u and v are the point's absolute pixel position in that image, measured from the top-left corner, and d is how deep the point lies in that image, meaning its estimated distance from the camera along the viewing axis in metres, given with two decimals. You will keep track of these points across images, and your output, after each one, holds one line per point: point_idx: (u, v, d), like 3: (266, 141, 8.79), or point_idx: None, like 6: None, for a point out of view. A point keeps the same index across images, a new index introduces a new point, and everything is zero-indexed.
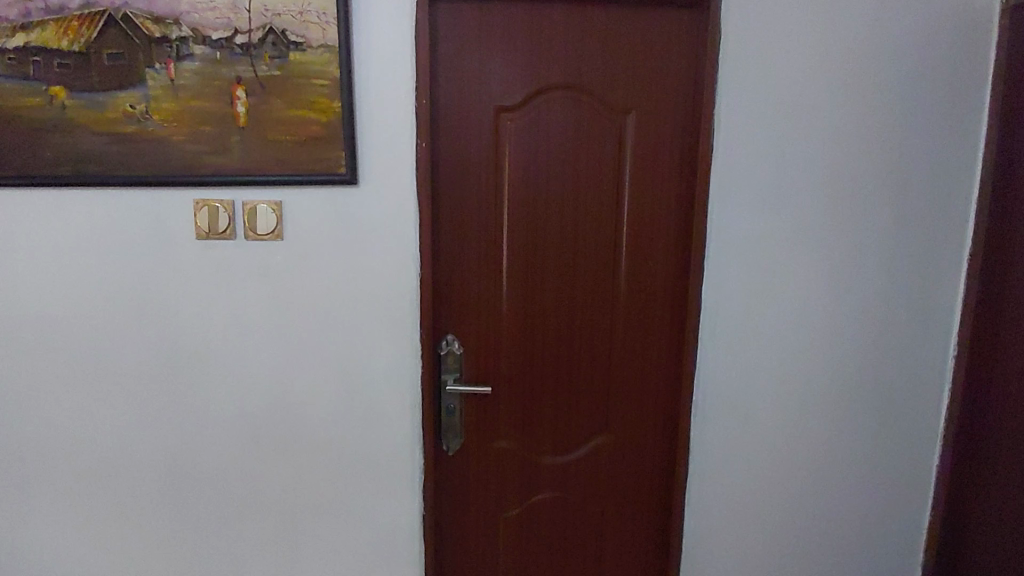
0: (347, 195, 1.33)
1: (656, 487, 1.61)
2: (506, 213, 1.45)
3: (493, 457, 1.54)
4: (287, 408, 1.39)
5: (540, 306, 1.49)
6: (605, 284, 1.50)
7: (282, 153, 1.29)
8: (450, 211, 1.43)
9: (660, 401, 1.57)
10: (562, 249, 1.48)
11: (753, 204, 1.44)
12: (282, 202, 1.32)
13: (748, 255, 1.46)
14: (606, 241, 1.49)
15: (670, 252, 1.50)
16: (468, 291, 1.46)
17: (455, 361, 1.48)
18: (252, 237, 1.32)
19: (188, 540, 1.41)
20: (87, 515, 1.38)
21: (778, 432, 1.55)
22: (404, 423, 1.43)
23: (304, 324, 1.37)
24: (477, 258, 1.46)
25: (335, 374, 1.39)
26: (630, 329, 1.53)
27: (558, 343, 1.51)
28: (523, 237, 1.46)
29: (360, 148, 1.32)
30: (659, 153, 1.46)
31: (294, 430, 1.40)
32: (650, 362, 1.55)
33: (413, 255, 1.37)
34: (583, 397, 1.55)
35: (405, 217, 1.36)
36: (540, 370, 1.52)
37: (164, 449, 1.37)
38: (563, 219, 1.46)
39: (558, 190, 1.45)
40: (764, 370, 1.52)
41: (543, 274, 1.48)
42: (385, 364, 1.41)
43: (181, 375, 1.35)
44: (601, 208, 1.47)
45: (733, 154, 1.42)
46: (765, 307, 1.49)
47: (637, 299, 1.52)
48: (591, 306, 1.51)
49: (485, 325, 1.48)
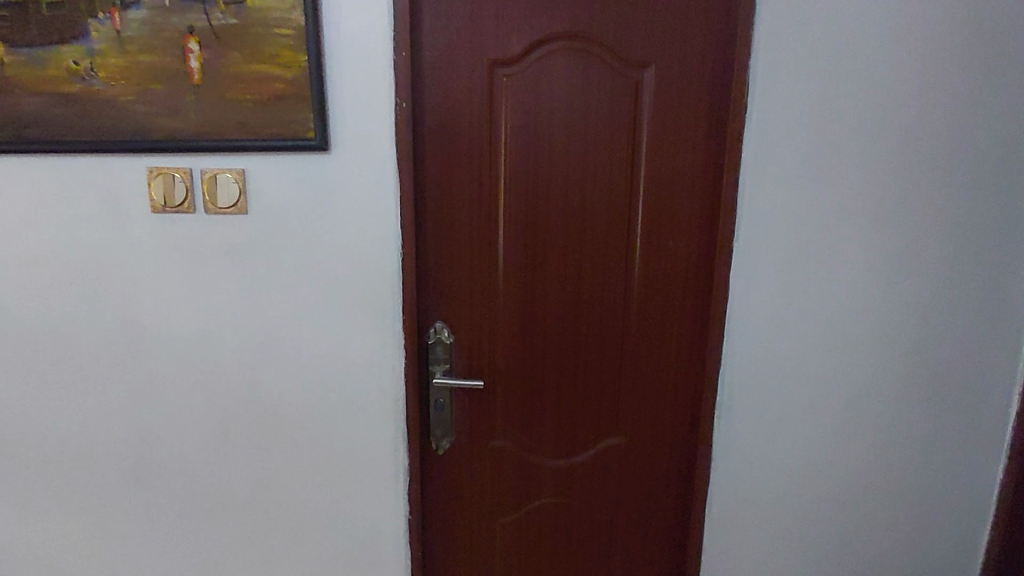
0: (318, 164, 1.17)
1: (671, 494, 1.43)
2: (502, 185, 1.27)
3: (487, 458, 1.38)
4: (256, 400, 1.26)
5: (541, 291, 1.32)
6: (615, 267, 1.32)
7: (243, 115, 1.14)
8: (438, 181, 1.26)
9: (678, 400, 1.38)
10: (566, 226, 1.29)
11: (793, 173, 1.22)
12: (245, 171, 1.17)
13: (785, 234, 1.25)
14: (616, 217, 1.29)
15: (693, 229, 1.30)
16: (460, 273, 1.30)
17: (445, 351, 1.32)
18: (212, 210, 1.18)
19: (155, 537, 1.31)
20: (48, 507, 1.29)
21: (813, 440, 1.35)
22: (385, 419, 1.28)
23: (274, 309, 1.22)
24: (468, 236, 1.28)
25: (309, 364, 1.25)
26: (644, 318, 1.34)
27: (561, 332, 1.34)
28: (520, 212, 1.28)
29: (332, 109, 1.16)
30: (681, 114, 1.25)
31: (264, 424, 1.27)
32: (666, 356, 1.36)
33: (394, 231, 1.21)
34: (589, 394, 1.37)
35: (384, 188, 1.19)
36: (540, 363, 1.35)
37: (125, 441, 1.26)
38: (567, 191, 1.28)
39: (561, 157, 1.26)
40: (800, 368, 1.31)
41: (544, 254, 1.30)
42: (364, 354, 1.25)
43: (141, 361, 1.23)
44: (610, 179, 1.28)
45: (769, 113, 1.20)
46: (803, 295, 1.28)
47: (652, 285, 1.33)
48: (599, 291, 1.32)
49: (478, 311, 1.32)
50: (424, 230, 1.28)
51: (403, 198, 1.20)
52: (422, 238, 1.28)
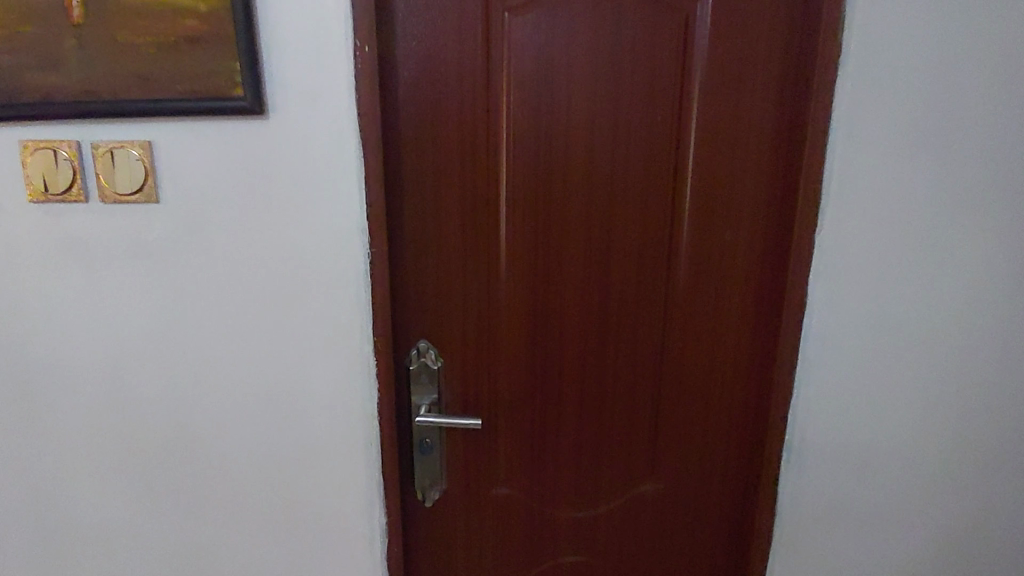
0: (251, 133, 0.86)
1: (721, 551, 1.13)
2: (503, 161, 0.95)
3: (487, 509, 1.09)
4: (184, 443, 0.97)
5: (557, 300, 1.00)
6: (654, 268, 0.99)
7: (143, 66, 0.82)
8: (418, 157, 0.94)
9: (734, 437, 1.07)
10: (590, 215, 0.97)
11: (900, 143, 0.89)
12: (152, 144, 0.86)
13: (886, 225, 0.92)
14: (656, 203, 0.97)
15: (759, 218, 0.97)
16: (450, 278, 0.99)
17: (431, 379, 1.01)
18: (110, 198, 0.87)
19: None
20: None
21: (909, 491, 1.04)
22: (354, 466, 0.99)
23: (202, 327, 0.93)
24: (460, 229, 0.97)
25: (252, 400, 0.96)
26: (692, 334, 1.02)
27: (583, 353, 1.03)
28: (527, 197, 0.96)
29: (267, 57, 0.84)
30: (748, 60, 0.92)
31: (197, 473, 0.98)
32: (720, 383, 1.04)
33: (358, 225, 0.90)
34: (619, 430, 1.06)
35: (343, 167, 0.88)
36: (555, 392, 1.04)
37: (24, 493, 0.99)
38: (590, 168, 0.95)
39: (582, 124, 0.94)
40: (897, 400, 0.99)
41: (561, 252, 0.98)
42: (324, 385, 0.96)
43: (35, 394, 0.95)
44: (650, 151, 0.95)
45: (873, 56, 0.86)
46: (907, 306, 0.95)
47: (703, 290, 1.00)
48: (633, 300, 1.00)
49: (474, 327, 1.01)
50: (399, 222, 0.96)
51: (368, 179, 0.88)
52: (397, 233, 0.96)
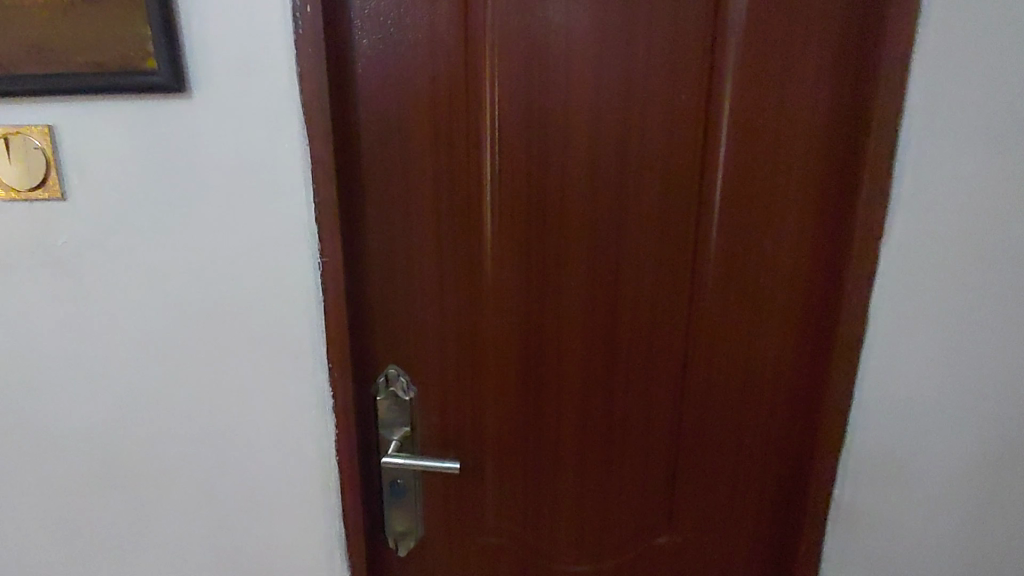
0: (172, 117, 0.70)
1: None
2: (488, 150, 0.76)
3: (471, 562, 0.92)
4: (112, 483, 0.83)
5: (554, 324, 0.82)
6: (675, 281, 0.80)
7: (34, 33, 0.66)
8: (383, 145, 0.77)
9: (769, 489, 0.88)
10: (594, 215, 0.78)
11: (1000, 129, 0.68)
12: (54, 129, 0.71)
13: (976, 236, 0.71)
14: (678, 201, 0.77)
15: (810, 222, 0.77)
16: (424, 291, 0.81)
17: (404, 411, 0.85)
18: (9, 195, 0.72)
19: None
20: None
21: (990, 565, 0.83)
22: (310, 512, 0.84)
23: (126, 349, 0.78)
24: (436, 233, 0.79)
25: (189, 435, 0.81)
26: (720, 366, 0.83)
27: (585, 383, 0.84)
28: (517, 193, 0.78)
29: (186, 21, 0.67)
30: (800, 23, 0.71)
31: (129, 516, 0.84)
32: (753, 425, 0.86)
33: (306, 231, 0.74)
34: (628, 477, 0.88)
35: (286, 160, 0.72)
36: (551, 429, 0.86)
37: None
38: (596, 158, 0.76)
39: (587, 104, 0.74)
40: (981, 455, 0.79)
41: (558, 258, 0.80)
42: (272, 418, 0.80)
43: None
44: (672, 137, 0.75)
45: (967, 14, 0.65)
46: (1000, 340, 0.74)
47: (734, 313, 0.81)
48: (647, 325, 0.82)
49: (454, 351, 0.84)
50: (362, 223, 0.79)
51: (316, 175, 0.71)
52: (360, 236, 0.80)
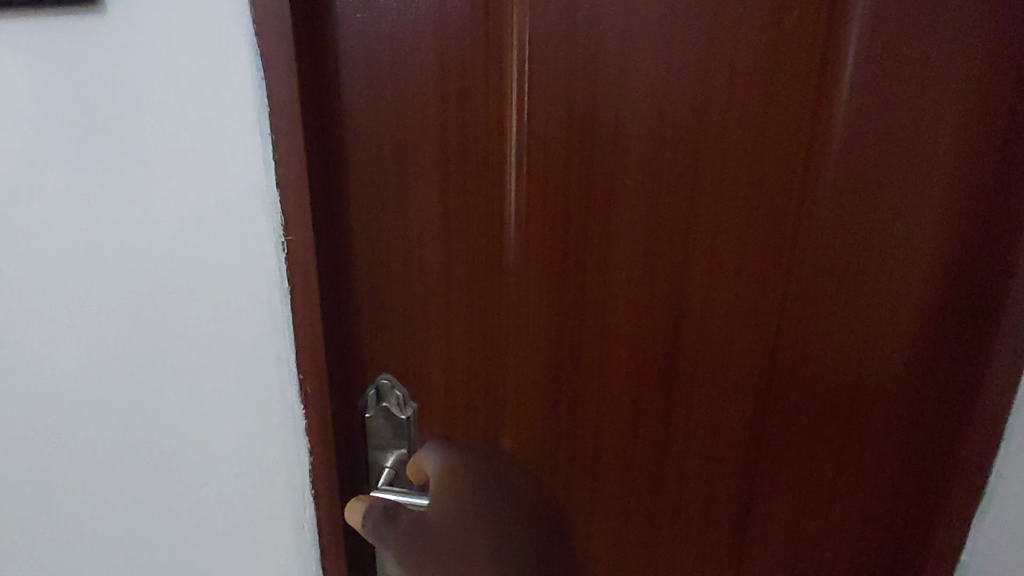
0: (87, 43, 0.52)
1: None
2: (512, 100, 0.57)
3: None
4: (49, 502, 0.69)
5: (597, 327, 0.63)
6: (758, 297, 0.61)
7: None
8: (372, 89, 0.57)
9: (870, 545, 0.68)
10: (654, 225, 0.59)
11: None
12: None
13: None
14: (770, 209, 0.57)
15: (957, 205, 0.56)
16: (426, 285, 0.63)
17: (400, 434, 0.67)
18: None
19: None
20: None
21: None
22: (280, 551, 0.67)
23: (54, 346, 0.62)
24: (442, 210, 0.60)
25: (133, 453, 0.65)
26: (818, 389, 0.63)
27: (632, 410, 0.66)
28: (551, 168, 0.58)
29: None
30: None
31: (72, 540, 0.70)
32: (857, 465, 0.66)
33: (267, 201, 0.55)
34: (686, 521, 0.70)
35: (237, 103, 0.52)
36: (584, 461, 0.68)
37: None
38: (661, 147, 0.56)
39: (651, 38, 0.54)
40: None
41: (605, 278, 0.61)
42: (230, 438, 0.63)
43: None
44: (767, 86, 0.54)
45: None
46: None
47: (842, 321, 0.61)
48: (722, 334, 0.62)
49: (465, 362, 0.65)
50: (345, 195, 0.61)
51: (276, 126, 0.52)
52: (342, 211, 0.61)
